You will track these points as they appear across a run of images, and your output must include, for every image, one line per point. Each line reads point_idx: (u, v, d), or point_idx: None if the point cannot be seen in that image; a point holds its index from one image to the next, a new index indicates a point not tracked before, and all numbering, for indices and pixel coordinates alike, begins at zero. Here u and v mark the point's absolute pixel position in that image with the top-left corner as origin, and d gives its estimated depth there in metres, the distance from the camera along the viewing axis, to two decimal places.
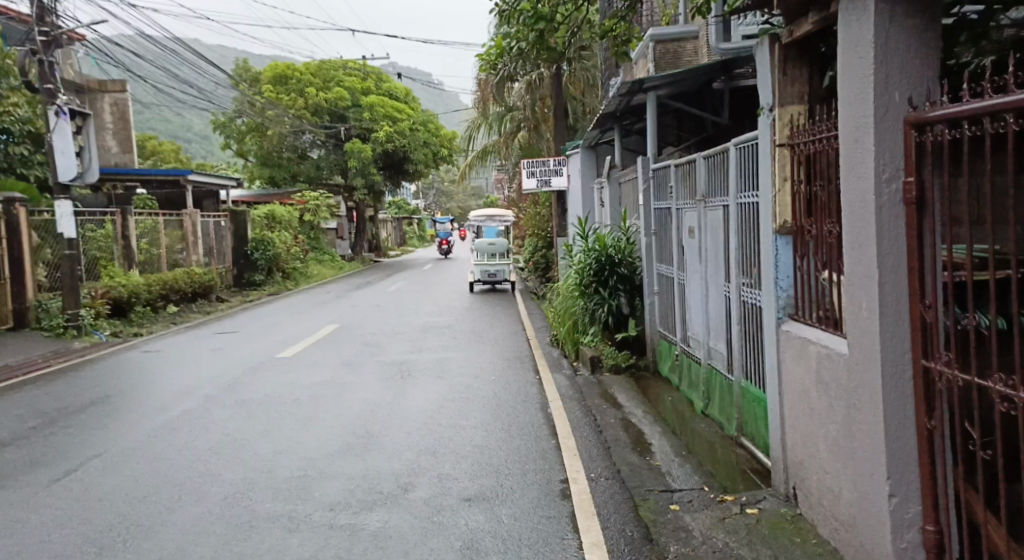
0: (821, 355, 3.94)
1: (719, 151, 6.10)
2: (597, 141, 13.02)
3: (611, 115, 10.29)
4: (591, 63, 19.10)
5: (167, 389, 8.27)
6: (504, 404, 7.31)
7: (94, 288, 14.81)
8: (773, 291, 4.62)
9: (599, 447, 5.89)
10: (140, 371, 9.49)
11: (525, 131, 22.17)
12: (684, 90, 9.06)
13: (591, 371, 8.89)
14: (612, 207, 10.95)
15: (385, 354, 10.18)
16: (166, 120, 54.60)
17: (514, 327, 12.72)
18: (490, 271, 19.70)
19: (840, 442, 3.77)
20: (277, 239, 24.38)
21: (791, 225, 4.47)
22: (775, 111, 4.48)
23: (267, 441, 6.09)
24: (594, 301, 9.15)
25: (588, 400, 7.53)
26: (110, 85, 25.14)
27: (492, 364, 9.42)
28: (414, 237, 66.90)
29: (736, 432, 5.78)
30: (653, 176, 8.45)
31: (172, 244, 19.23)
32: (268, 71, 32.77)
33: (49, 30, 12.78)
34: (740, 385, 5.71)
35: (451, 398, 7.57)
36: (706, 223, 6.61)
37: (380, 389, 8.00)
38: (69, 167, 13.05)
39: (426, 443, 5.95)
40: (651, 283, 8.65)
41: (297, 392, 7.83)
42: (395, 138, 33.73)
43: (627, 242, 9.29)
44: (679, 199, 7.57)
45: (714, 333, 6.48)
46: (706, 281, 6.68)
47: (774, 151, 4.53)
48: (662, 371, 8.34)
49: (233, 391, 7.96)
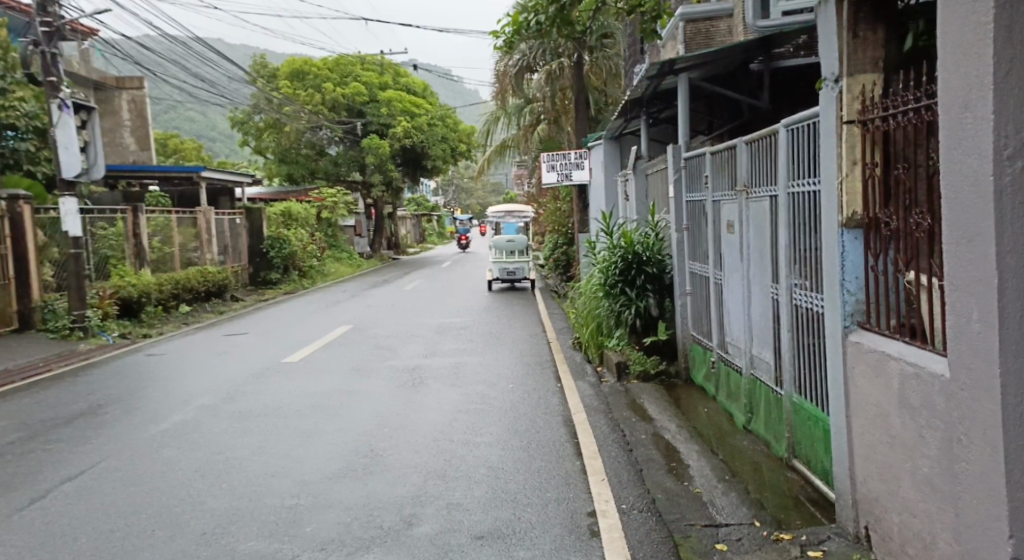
0: (907, 374, 3.26)
1: (765, 135, 5.41)
2: (621, 131, 12.30)
3: (637, 101, 9.59)
4: (613, 51, 18.35)
5: (162, 398, 7.67)
6: (523, 416, 6.65)
7: (102, 288, 14.30)
8: (838, 295, 3.93)
9: (631, 471, 5.20)
10: (140, 378, 8.92)
11: (546, 124, 21.50)
12: (718, 72, 8.38)
13: (616, 379, 8.22)
14: (638, 201, 10.24)
15: (398, 358, 9.53)
16: (189, 119, 54.58)
17: (534, 328, 12.07)
18: (509, 268, 19.05)
19: (933, 481, 3.10)
20: (293, 237, 23.88)
21: (862, 217, 3.79)
22: (842, 81, 3.81)
23: (260, 461, 5.48)
24: (620, 301, 8.46)
25: (615, 412, 6.84)
26: (128, 82, 24.75)
27: (510, 370, 8.75)
28: (434, 234, 66.10)
29: (787, 454, 5.10)
30: (685, 165, 7.75)
31: (185, 242, 18.76)
32: (285, 66, 32.27)
33: (51, 20, 12.25)
34: (790, 400, 5.03)
35: (465, 410, 6.92)
36: (748, 216, 5.92)
37: (388, 399, 7.37)
38: (73, 163, 12.45)
39: (435, 465, 5.31)
40: (683, 283, 7.98)
41: (298, 402, 7.21)
42: (412, 133, 33.20)
43: (656, 237, 8.60)
44: (714, 191, 6.89)
45: (758, 340, 5.79)
46: (748, 280, 5.99)
47: (839, 128, 3.85)
48: (695, 379, 7.66)
49: (232, 400, 7.35)
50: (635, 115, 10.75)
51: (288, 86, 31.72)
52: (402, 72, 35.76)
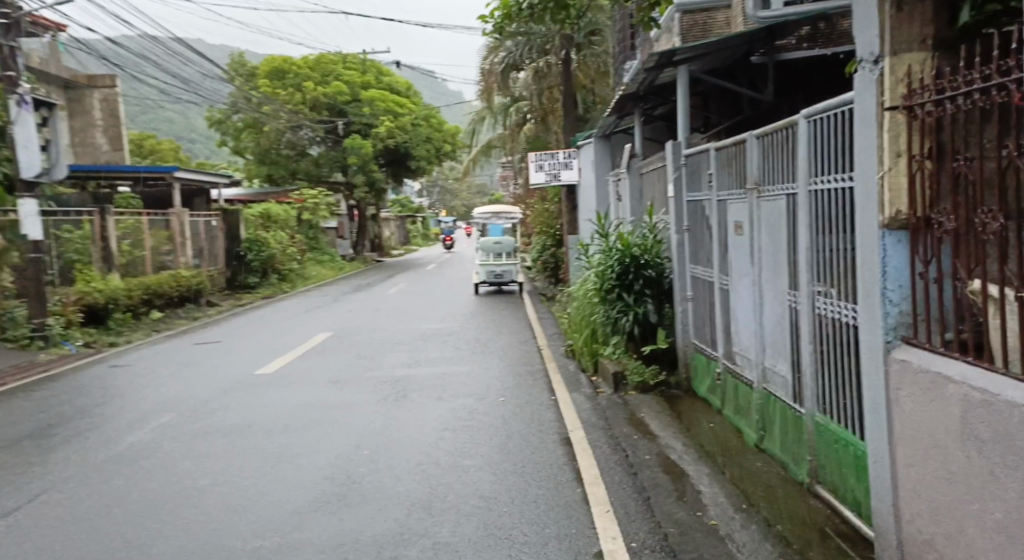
0: (971, 401, 2.80)
1: (781, 128, 4.93)
2: (613, 129, 11.82)
3: (632, 96, 9.12)
4: (601, 49, 17.53)
5: (122, 416, 7.11)
6: (515, 434, 6.14)
7: (66, 295, 13.64)
8: (879, 305, 3.42)
9: (637, 501, 4.74)
10: (100, 392, 8.34)
11: (532, 123, 21.04)
12: (718, 64, 7.89)
13: (613, 390, 7.74)
14: (632, 201, 9.75)
15: (379, 369, 9.00)
16: (169, 120, 53.71)
17: (522, 335, 11.59)
18: (496, 271, 18.55)
19: (1009, 529, 2.63)
20: (273, 239, 23.27)
21: (908, 216, 3.29)
22: (884, 61, 3.33)
23: (225, 492, 4.95)
24: (617, 308, 7.97)
25: (615, 428, 6.35)
26: (100, 80, 24.02)
27: (499, 380, 8.26)
28: (419, 236, 65.43)
29: (807, 479, 4.61)
30: (686, 163, 7.28)
31: (158, 245, 18.12)
32: (265, 65, 31.46)
33: (10, 12, 11.61)
34: (811, 420, 4.55)
35: (452, 427, 6.40)
36: (760, 217, 5.44)
37: (369, 415, 6.85)
38: (33, 162, 11.89)
39: (418, 496, 4.81)
40: (684, 288, 7.51)
41: (271, 419, 6.68)
42: (396, 134, 32.62)
43: (654, 239, 8.10)
44: (720, 190, 6.40)
45: (772, 352, 5.30)
46: (760, 286, 5.51)
47: (880, 116, 3.36)
48: (698, 391, 7.17)
49: (197, 418, 6.80)
50: (629, 112, 10.32)
51: (267, 85, 31.04)
52: (385, 71, 35.21)
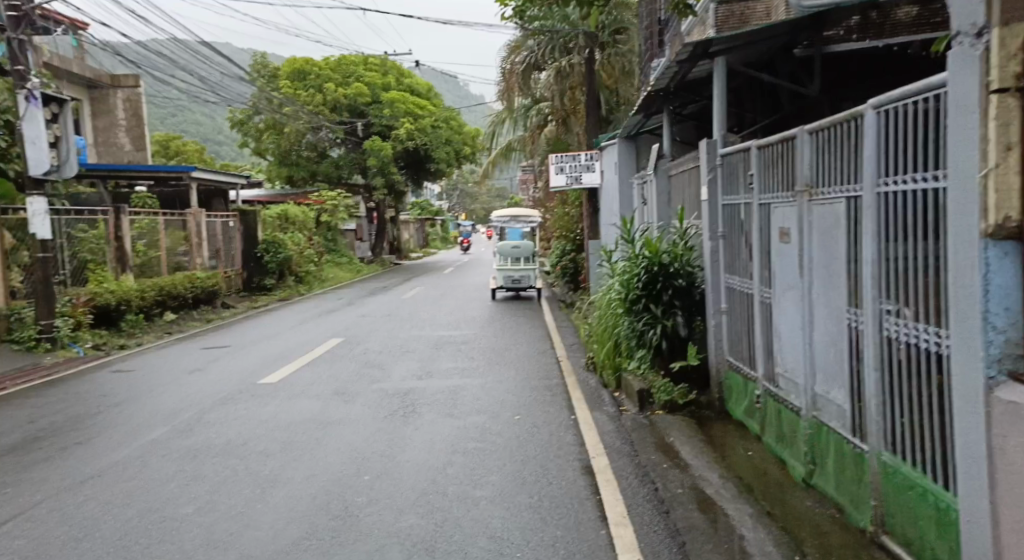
0: None
1: (840, 121, 4.34)
2: (638, 129, 11.19)
3: (661, 93, 8.57)
4: (625, 47, 16.88)
5: (112, 428, 6.59)
6: (531, 460, 5.55)
7: (76, 295, 13.19)
8: (979, 332, 2.82)
9: (670, 547, 4.13)
10: (96, 400, 7.83)
11: (554, 124, 20.40)
12: (758, 57, 7.36)
13: (638, 410, 7.17)
14: (660, 205, 9.13)
15: (389, 380, 8.41)
16: (197, 121, 53.65)
17: (541, 344, 10.98)
18: (514, 276, 17.96)
19: None
20: (290, 241, 22.80)
21: (1019, 224, 2.71)
22: (990, 32, 2.77)
23: (204, 524, 4.39)
24: (643, 320, 7.37)
25: (642, 455, 5.76)
26: (123, 80, 23.73)
27: (515, 396, 7.66)
28: (438, 238, 64.72)
29: (871, 528, 4.00)
30: (722, 162, 6.68)
31: (173, 246, 17.73)
32: (287, 65, 31.21)
33: (20, 3, 11.09)
34: (877, 460, 3.95)
35: (463, 449, 5.82)
36: (811, 223, 4.83)
37: (373, 433, 6.29)
38: (40, 159, 11.41)
39: (420, 536, 4.23)
40: (717, 300, 6.91)
41: (266, 437, 6.13)
42: (416, 135, 32.07)
43: (685, 246, 7.49)
44: (760, 193, 5.80)
45: (825, 378, 4.69)
46: (809, 302, 4.90)
47: (983, 100, 2.80)
48: (733, 413, 6.55)
49: (188, 433, 6.25)
50: (656, 110, 9.73)
51: (288, 85, 30.66)
52: (406, 72, 34.73)
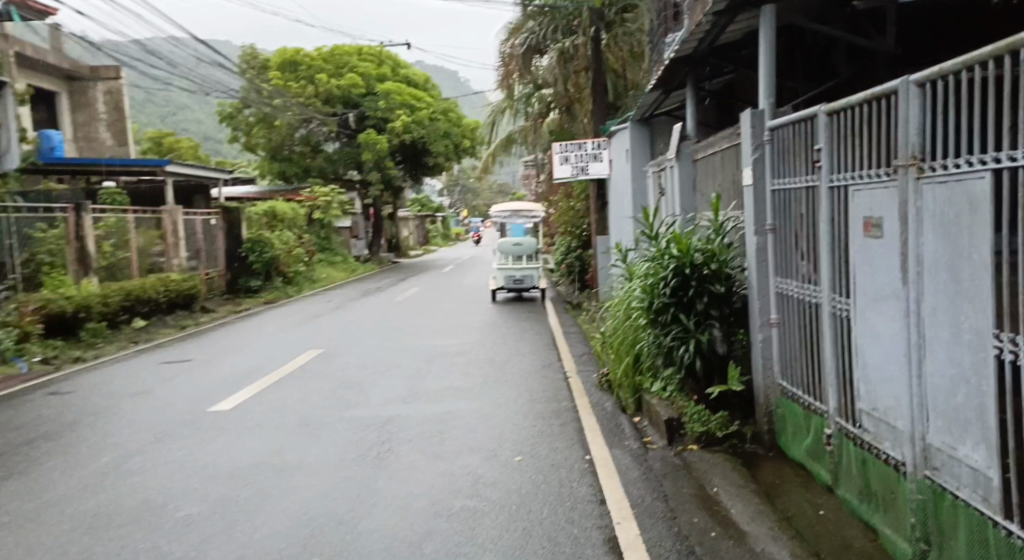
0: None
1: (979, 60, 2.99)
2: (654, 109, 9.79)
3: (686, 61, 7.21)
4: (634, 26, 15.44)
5: (9, 479, 5.24)
6: (536, 530, 4.18)
7: (24, 303, 11.78)
8: None
9: None
10: (9, 436, 6.49)
11: (557, 113, 19.09)
12: (812, 11, 6.02)
13: (666, 445, 5.82)
14: (685, 195, 7.72)
15: (367, 405, 7.07)
16: (196, 118, 52.22)
17: (546, 355, 9.64)
18: (516, 276, 16.59)
19: None
20: (277, 240, 21.43)
21: None
22: None
23: None
24: (672, 333, 5.99)
25: (683, 517, 4.42)
26: (104, 71, 22.32)
27: (516, 426, 6.30)
28: (438, 236, 63.33)
29: None
30: (773, 136, 5.29)
31: (147, 245, 16.38)
32: (277, 56, 29.96)
33: None
34: None
35: (447, 511, 4.45)
36: (924, 208, 3.46)
37: (333, 484, 4.94)
38: None
39: None
40: (765, 310, 5.53)
41: (192, 494, 4.76)
42: (413, 128, 30.44)
43: (722, 241, 6.08)
44: (831, 172, 4.44)
45: (948, 426, 3.35)
46: (920, 317, 3.53)
47: None
48: (789, 450, 5.19)
49: (97, 489, 4.90)
50: (679, 84, 8.33)
51: (278, 77, 29.28)
52: (403, 63, 33.33)
